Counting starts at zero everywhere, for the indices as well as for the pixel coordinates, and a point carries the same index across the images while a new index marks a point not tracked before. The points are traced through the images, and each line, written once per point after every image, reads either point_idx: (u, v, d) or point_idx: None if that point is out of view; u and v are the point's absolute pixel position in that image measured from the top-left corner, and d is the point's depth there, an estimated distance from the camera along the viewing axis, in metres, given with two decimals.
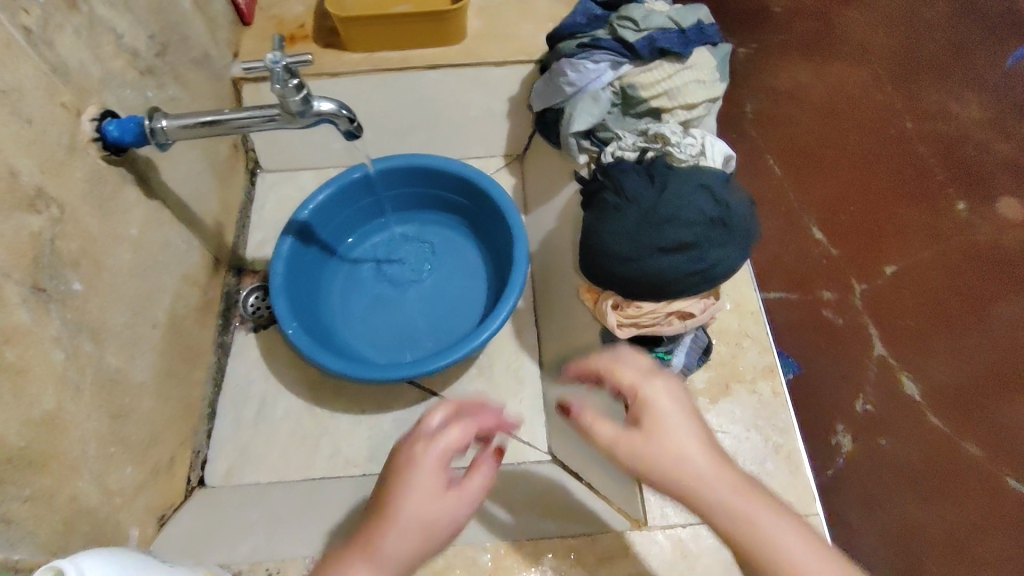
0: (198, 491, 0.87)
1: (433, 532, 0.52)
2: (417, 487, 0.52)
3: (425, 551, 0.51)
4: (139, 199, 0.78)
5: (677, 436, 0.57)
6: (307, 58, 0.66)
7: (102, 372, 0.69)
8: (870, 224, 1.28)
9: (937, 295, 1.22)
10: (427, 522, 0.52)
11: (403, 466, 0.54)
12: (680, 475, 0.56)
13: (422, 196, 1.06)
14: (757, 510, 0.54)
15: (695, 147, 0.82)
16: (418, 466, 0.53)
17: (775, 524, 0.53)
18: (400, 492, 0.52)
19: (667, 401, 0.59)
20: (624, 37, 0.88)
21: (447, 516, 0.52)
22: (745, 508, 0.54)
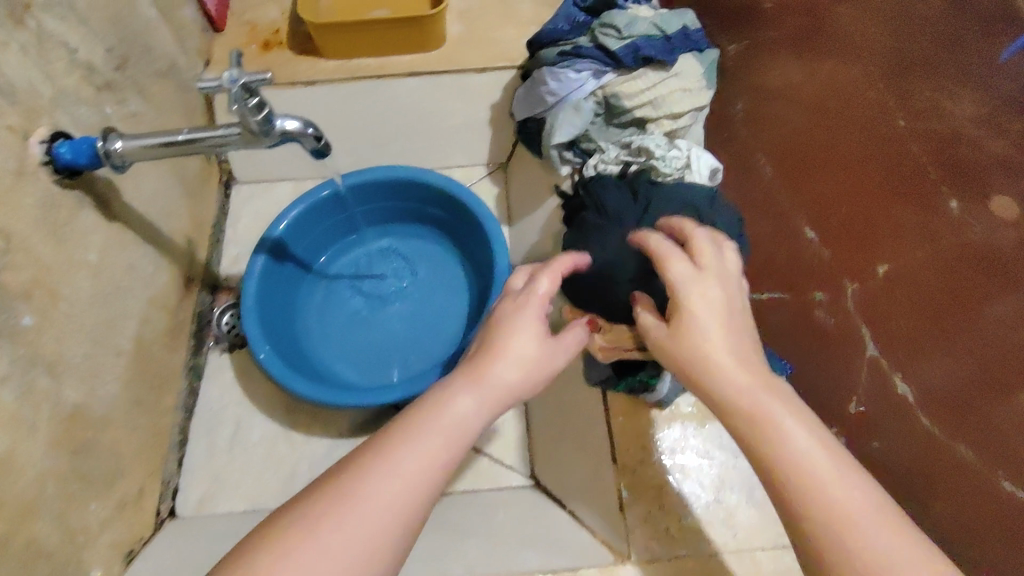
0: (169, 522, 0.85)
1: (533, 368, 0.53)
2: (512, 331, 0.54)
3: (523, 382, 0.53)
4: (99, 222, 0.74)
5: (717, 344, 0.51)
6: (268, 77, 0.63)
7: (60, 407, 0.66)
8: None
9: None
10: (526, 359, 0.53)
11: (498, 320, 0.56)
12: (722, 388, 0.50)
13: (400, 208, 1.03)
14: (795, 437, 0.47)
15: (681, 159, 0.79)
16: (517, 314, 0.55)
17: (814, 455, 0.46)
18: (499, 334, 0.54)
19: (709, 305, 0.52)
20: (606, 45, 0.84)
21: (550, 352, 0.54)
22: (785, 430, 0.47)
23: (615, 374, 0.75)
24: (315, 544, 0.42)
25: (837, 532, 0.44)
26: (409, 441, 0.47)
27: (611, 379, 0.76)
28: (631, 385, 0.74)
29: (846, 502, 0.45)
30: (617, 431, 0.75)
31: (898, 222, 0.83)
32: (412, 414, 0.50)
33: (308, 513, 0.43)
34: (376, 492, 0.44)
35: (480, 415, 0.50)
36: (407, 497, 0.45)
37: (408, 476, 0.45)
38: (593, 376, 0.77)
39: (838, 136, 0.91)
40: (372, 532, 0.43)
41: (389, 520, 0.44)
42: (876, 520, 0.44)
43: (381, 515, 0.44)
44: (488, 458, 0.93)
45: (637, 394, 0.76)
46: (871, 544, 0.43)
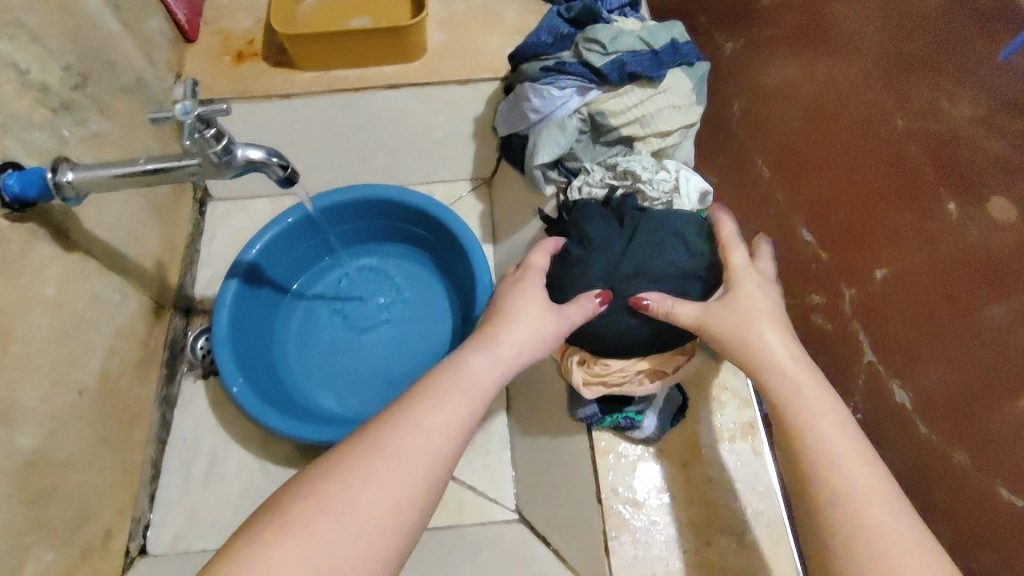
0: (140, 562, 0.81)
1: (541, 331, 0.59)
2: (519, 299, 0.61)
3: (531, 349, 0.58)
4: (56, 254, 0.70)
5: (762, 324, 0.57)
6: (224, 106, 0.59)
7: (14, 456, 0.62)
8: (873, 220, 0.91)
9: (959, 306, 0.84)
10: (534, 318, 0.59)
11: (504, 294, 0.63)
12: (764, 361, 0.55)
13: (381, 227, 0.99)
14: (825, 411, 0.52)
15: (669, 182, 0.76)
16: (526, 284, 0.63)
17: (842, 429, 0.51)
18: (505, 305, 0.61)
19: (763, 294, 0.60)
20: (590, 60, 0.79)
21: (563, 310, 0.61)
22: (819, 404, 0.52)
23: (601, 409, 0.72)
24: (361, 486, 0.44)
25: (851, 491, 0.48)
26: (435, 398, 0.50)
27: (597, 414, 0.72)
28: (618, 420, 0.71)
29: (861, 472, 0.48)
30: (604, 471, 0.70)
31: (895, 226, 0.80)
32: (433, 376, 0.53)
33: (348, 460, 0.46)
34: (411, 441, 0.47)
35: (497, 373, 0.55)
36: (442, 443, 0.48)
37: (438, 427, 0.48)
38: (577, 413, 0.73)
39: (836, 134, 0.88)
40: (411, 473, 0.46)
41: (426, 464, 0.47)
42: (888, 498, 0.47)
43: (418, 458, 0.46)
44: (472, 490, 0.89)
45: (623, 430, 0.72)
46: (873, 510, 0.47)
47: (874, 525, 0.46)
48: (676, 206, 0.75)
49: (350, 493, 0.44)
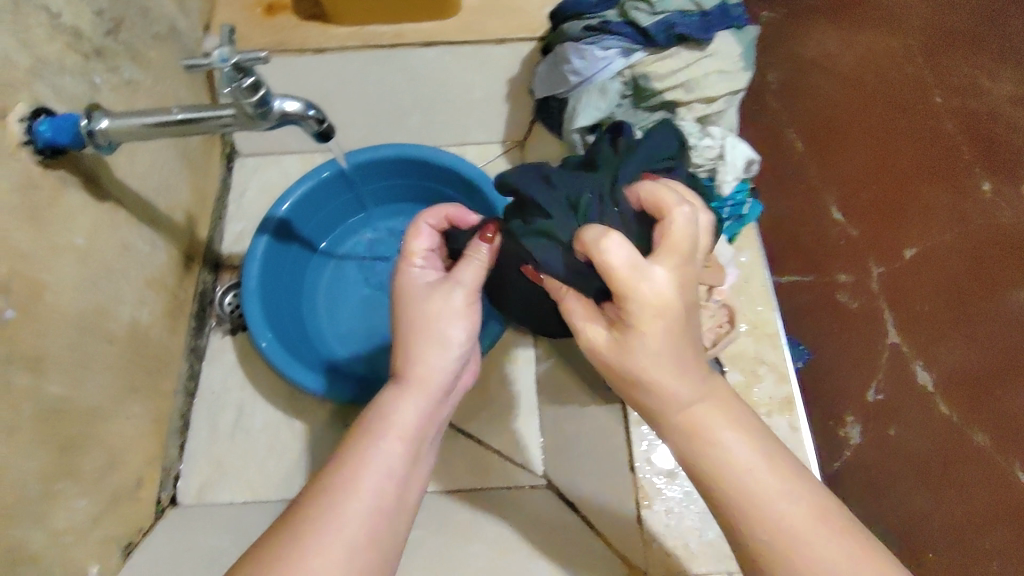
0: (168, 511, 0.82)
1: (450, 328, 0.60)
2: (420, 308, 0.61)
3: (455, 347, 0.60)
4: (88, 202, 0.69)
5: (658, 368, 0.49)
6: (264, 55, 0.57)
7: (43, 402, 0.63)
8: (876, 209, 1.10)
9: (954, 282, 1.04)
10: (435, 324, 0.60)
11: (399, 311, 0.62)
12: (660, 394, 0.51)
13: (414, 188, 0.97)
14: (748, 468, 0.49)
15: (713, 149, 0.74)
16: (415, 288, 0.63)
17: (766, 481, 0.48)
18: (402, 322, 0.61)
19: (665, 325, 0.48)
20: (636, 21, 0.76)
21: (454, 307, 0.61)
22: (732, 452, 0.49)
23: None
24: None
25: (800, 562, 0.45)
26: (357, 474, 0.51)
27: None
28: None
29: (794, 519, 0.47)
30: None
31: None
32: (354, 446, 0.54)
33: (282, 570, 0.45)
34: (343, 528, 0.48)
35: (411, 415, 0.56)
36: (372, 518, 0.50)
37: (361, 500, 0.50)
38: None
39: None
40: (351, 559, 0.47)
41: (363, 543, 0.48)
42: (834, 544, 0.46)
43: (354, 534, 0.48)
44: (496, 453, 0.84)
45: None
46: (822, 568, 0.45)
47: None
48: (721, 172, 0.74)
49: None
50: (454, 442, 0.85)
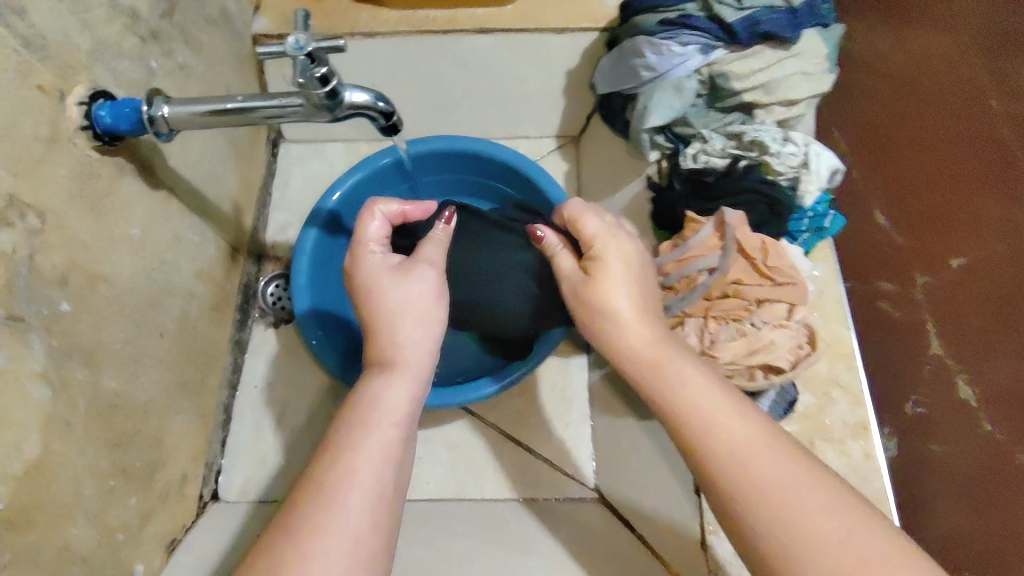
0: (212, 506, 0.80)
1: (426, 312, 0.59)
2: (388, 295, 0.59)
3: (432, 329, 0.59)
4: (142, 191, 0.67)
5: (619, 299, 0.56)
6: (343, 43, 0.54)
7: (99, 397, 0.61)
8: (937, 218, 0.73)
9: (1002, 300, 0.65)
10: (411, 310, 0.58)
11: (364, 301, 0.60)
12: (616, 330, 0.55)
13: (470, 183, 0.94)
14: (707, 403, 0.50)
15: (796, 157, 0.68)
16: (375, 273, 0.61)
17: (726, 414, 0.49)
18: (373, 310, 0.59)
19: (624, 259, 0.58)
20: (720, 16, 0.71)
21: (428, 290, 0.60)
22: (694, 384, 0.51)
23: None
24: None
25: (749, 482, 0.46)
26: (351, 468, 0.49)
27: None
28: None
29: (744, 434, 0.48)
30: None
31: (979, 212, 0.69)
32: (337, 440, 0.51)
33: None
34: (345, 524, 0.46)
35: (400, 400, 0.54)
36: (373, 508, 0.48)
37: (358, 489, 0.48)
38: None
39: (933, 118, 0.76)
40: (357, 555, 0.46)
41: (367, 534, 0.47)
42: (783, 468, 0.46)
43: (355, 525, 0.46)
44: (548, 464, 0.83)
45: None
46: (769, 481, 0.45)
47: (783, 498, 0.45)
48: (803, 183, 0.68)
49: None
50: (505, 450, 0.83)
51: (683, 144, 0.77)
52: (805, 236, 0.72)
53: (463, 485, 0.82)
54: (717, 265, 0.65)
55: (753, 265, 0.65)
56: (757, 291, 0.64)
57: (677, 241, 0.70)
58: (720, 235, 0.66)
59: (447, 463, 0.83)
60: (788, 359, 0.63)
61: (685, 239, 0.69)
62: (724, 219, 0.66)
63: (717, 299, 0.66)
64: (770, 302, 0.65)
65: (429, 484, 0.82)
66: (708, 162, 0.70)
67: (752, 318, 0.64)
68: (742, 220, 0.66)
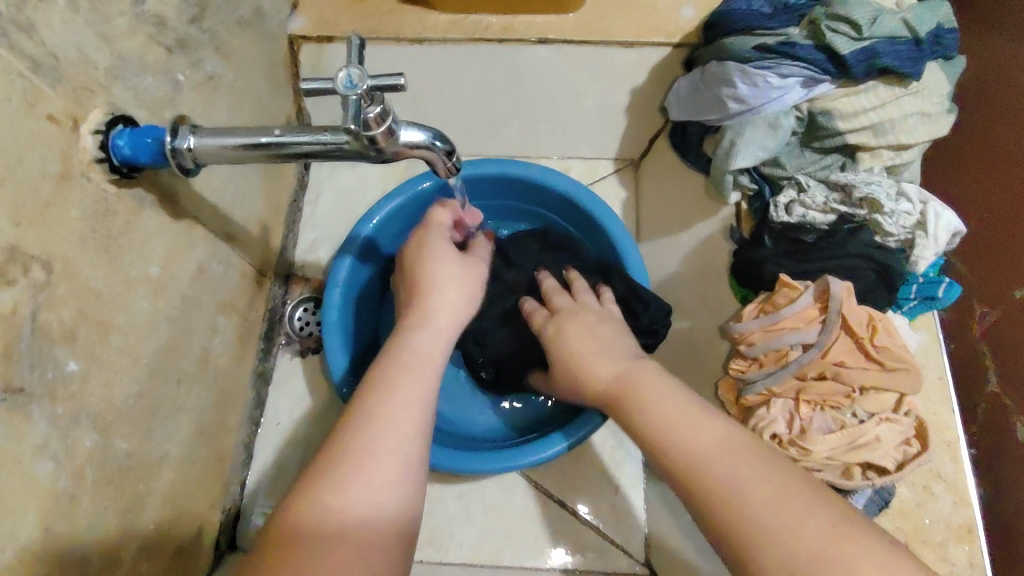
0: (229, 557, 0.74)
1: (471, 287, 0.59)
2: (440, 263, 0.59)
3: (470, 300, 0.58)
4: (164, 223, 0.60)
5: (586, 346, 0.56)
6: (401, 81, 0.46)
7: (110, 461, 0.54)
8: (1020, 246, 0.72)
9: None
10: (464, 284, 0.58)
11: (416, 265, 0.59)
12: (583, 363, 0.55)
13: (518, 211, 0.87)
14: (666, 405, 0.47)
15: (910, 217, 0.60)
16: (436, 244, 0.60)
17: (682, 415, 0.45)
18: (426, 274, 0.58)
19: (582, 321, 0.60)
20: (833, 46, 0.61)
21: (478, 273, 0.60)
22: (652, 400, 0.47)
23: None
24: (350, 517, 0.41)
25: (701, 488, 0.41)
26: (387, 399, 0.46)
27: None
28: None
29: (697, 442, 0.43)
30: None
31: None
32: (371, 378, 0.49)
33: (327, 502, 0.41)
34: (386, 455, 0.44)
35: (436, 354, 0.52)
36: (416, 439, 0.45)
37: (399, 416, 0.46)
38: None
39: None
40: (399, 485, 0.43)
41: (407, 465, 0.44)
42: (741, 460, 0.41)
43: (397, 454, 0.44)
44: (595, 531, 0.75)
45: None
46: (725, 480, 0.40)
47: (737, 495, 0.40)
48: (919, 247, 0.59)
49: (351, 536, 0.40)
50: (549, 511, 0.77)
51: (769, 186, 0.68)
52: (912, 304, 0.63)
53: (500, 549, 0.75)
54: (816, 341, 0.57)
55: (858, 343, 0.57)
56: (864, 377, 0.56)
57: (764, 305, 0.61)
58: (820, 305, 0.58)
59: (483, 524, 0.77)
60: (893, 459, 0.55)
61: (776, 306, 0.60)
62: (827, 290, 0.57)
63: (813, 380, 0.57)
64: (875, 388, 0.56)
65: (464, 547, 0.75)
66: (806, 216, 0.62)
67: (853, 408, 0.56)
68: (850, 291, 0.57)
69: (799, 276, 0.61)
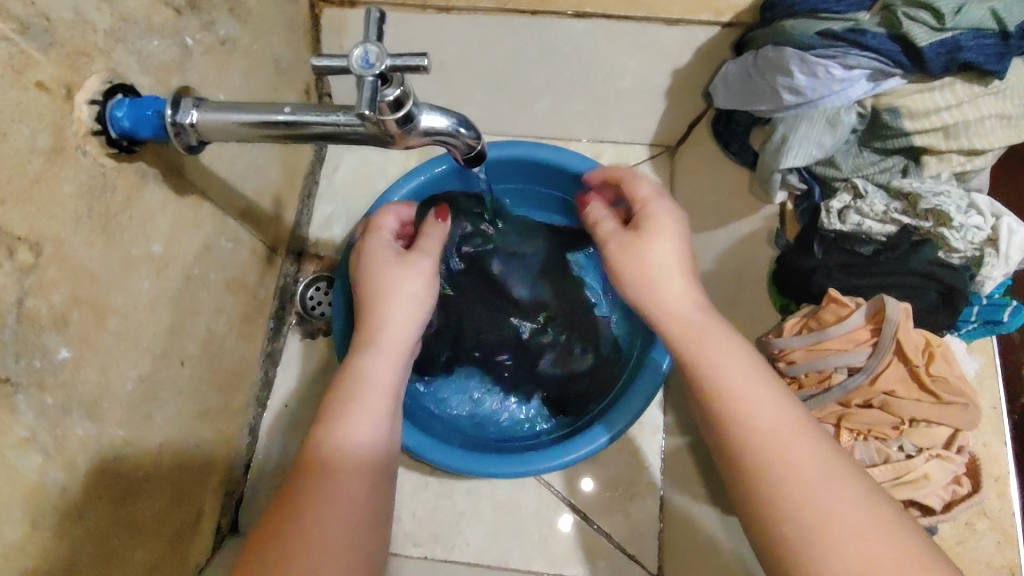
0: (229, 539, 0.72)
1: (422, 308, 0.55)
2: (396, 280, 0.54)
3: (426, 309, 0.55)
4: (168, 198, 0.56)
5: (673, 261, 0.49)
6: (424, 62, 0.41)
7: (106, 450, 0.51)
8: None
9: None
10: (414, 306, 0.54)
11: (368, 275, 0.55)
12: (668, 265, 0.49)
13: (543, 196, 0.82)
14: (749, 379, 0.43)
15: (982, 232, 0.54)
16: (381, 258, 0.56)
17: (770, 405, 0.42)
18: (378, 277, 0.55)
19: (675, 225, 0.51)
20: (910, 37, 0.54)
21: (427, 275, 0.56)
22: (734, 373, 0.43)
23: None
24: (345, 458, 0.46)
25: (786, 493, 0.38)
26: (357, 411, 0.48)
27: None
28: None
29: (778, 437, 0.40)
30: None
31: None
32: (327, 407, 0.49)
33: (328, 440, 0.46)
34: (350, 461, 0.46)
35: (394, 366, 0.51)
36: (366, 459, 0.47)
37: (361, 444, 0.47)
38: None
39: None
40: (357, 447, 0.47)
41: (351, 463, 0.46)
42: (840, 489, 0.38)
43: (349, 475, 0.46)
44: (605, 538, 0.73)
45: None
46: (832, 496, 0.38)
47: (845, 516, 0.37)
48: (987, 266, 0.54)
49: (336, 475, 0.45)
50: (558, 514, 0.74)
51: (820, 186, 0.63)
52: (972, 327, 0.57)
53: (506, 552, 0.72)
54: (864, 364, 0.53)
55: (912, 370, 0.52)
56: (915, 409, 0.51)
57: (808, 320, 0.56)
58: (872, 326, 0.53)
59: (490, 524, 0.74)
60: (941, 497, 0.51)
61: (821, 323, 0.55)
62: (883, 310, 0.52)
63: (857, 407, 0.53)
64: (927, 421, 0.52)
65: (469, 546, 0.73)
66: (861, 225, 0.58)
67: (900, 441, 0.52)
68: (908, 313, 0.52)
69: (850, 293, 0.56)
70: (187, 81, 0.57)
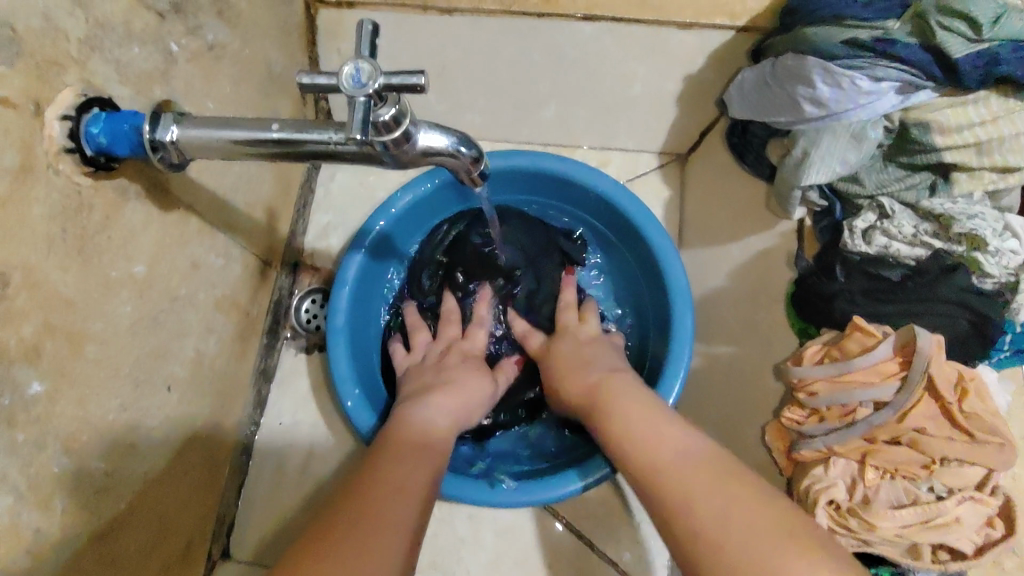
0: (221, 566, 0.69)
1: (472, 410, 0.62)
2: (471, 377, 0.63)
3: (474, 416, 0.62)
4: (151, 215, 0.53)
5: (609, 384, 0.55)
6: (423, 81, 0.38)
7: (85, 483, 0.48)
8: None
9: None
10: (469, 402, 0.61)
11: (449, 366, 0.64)
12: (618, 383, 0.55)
13: (550, 209, 0.79)
14: (645, 421, 0.49)
15: (1017, 256, 0.51)
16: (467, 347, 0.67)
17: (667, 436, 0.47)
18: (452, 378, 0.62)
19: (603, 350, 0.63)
20: (944, 49, 0.51)
21: (488, 394, 0.65)
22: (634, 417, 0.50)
23: None
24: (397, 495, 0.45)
25: (671, 503, 0.42)
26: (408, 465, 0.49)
27: None
28: None
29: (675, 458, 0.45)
30: None
31: None
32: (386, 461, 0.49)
33: (383, 481, 0.46)
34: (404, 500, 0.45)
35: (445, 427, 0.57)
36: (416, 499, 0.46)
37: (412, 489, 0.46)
38: None
39: None
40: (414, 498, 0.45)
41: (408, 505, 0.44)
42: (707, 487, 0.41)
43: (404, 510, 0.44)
44: (612, 566, 0.70)
45: None
46: (709, 501, 0.40)
47: (710, 524, 0.39)
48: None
49: (387, 504, 0.44)
50: (563, 541, 0.71)
51: (841, 203, 0.60)
52: (1004, 355, 0.54)
53: None
54: (891, 400, 0.49)
55: (942, 407, 0.49)
56: (947, 448, 0.48)
57: (830, 349, 0.53)
58: (901, 359, 0.50)
59: (492, 551, 0.71)
60: (972, 542, 0.48)
61: (845, 353, 0.52)
62: (913, 342, 0.49)
63: (883, 443, 0.50)
64: (959, 461, 0.48)
65: (470, 574, 0.70)
66: (888, 247, 0.54)
67: (930, 481, 0.49)
68: (940, 346, 0.49)
69: (876, 320, 0.54)
70: (171, 90, 0.54)
